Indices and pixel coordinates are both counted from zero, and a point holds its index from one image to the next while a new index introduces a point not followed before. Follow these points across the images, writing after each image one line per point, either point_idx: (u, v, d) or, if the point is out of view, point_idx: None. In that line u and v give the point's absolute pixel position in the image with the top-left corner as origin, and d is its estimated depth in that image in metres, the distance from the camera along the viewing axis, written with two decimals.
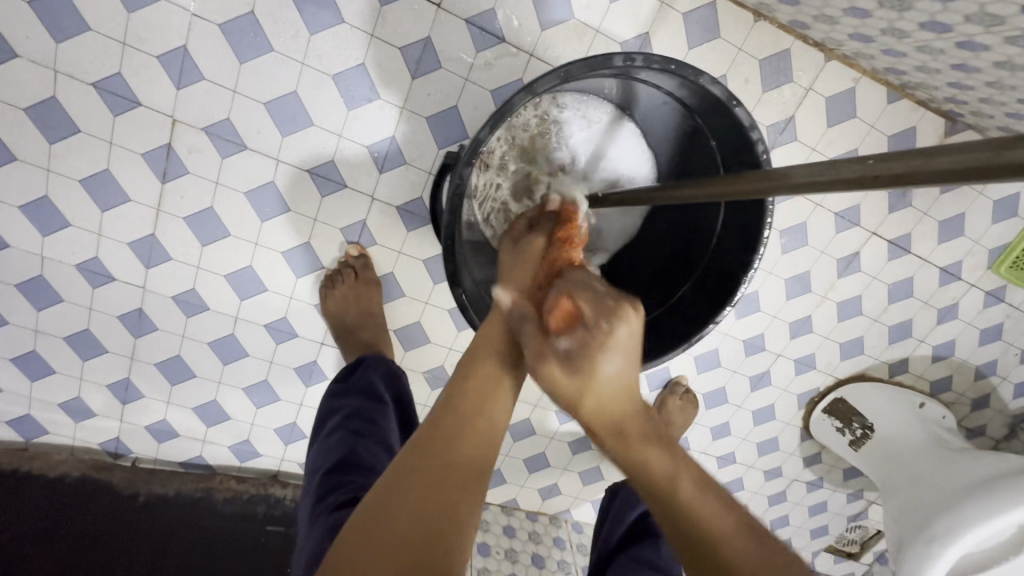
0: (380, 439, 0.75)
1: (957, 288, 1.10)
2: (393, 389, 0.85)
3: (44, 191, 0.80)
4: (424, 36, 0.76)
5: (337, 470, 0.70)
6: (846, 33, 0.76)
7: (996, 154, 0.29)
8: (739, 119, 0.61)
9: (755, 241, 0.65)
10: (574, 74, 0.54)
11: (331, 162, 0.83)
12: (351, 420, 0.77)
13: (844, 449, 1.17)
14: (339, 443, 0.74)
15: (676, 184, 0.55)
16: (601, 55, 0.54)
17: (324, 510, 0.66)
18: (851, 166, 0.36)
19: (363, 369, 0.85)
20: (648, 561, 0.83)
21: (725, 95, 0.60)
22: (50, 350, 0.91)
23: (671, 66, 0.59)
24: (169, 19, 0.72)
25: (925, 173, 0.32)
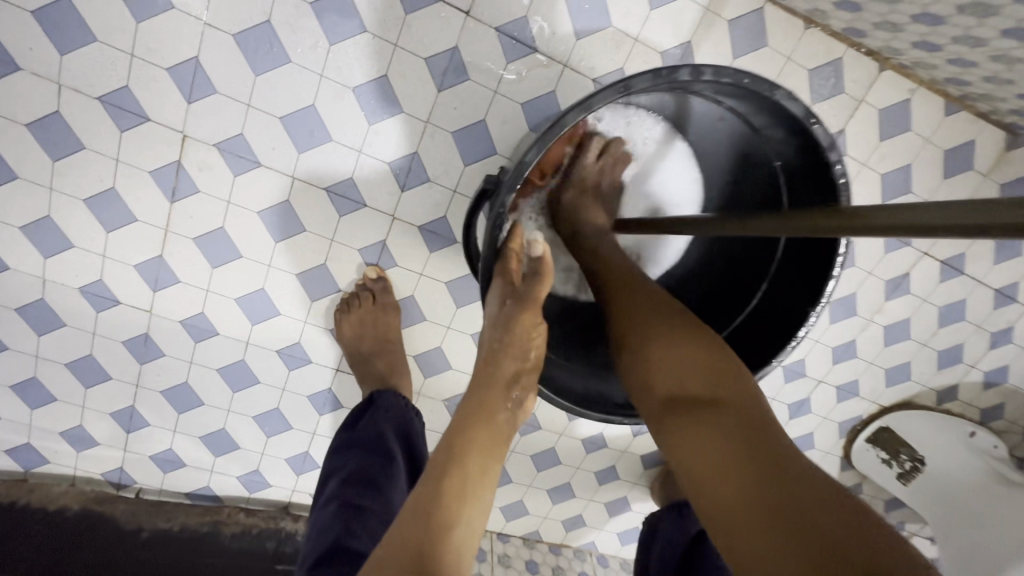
0: (379, 513, 0.70)
1: (1013, 311, 1.02)
2: (402, 442, 0.79)
3: (46, 211, 0.75)
4: (451, 46, 0.71)
5: (331, 552, 0.65)
6: (909, 42, 0.70)
7: None
8: (817, 138, 0.54)
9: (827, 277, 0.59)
10: (635, 87, 0.47)
11: (350, 180, 0.77)
12: (350, 488, 0.71)
13: (891, 482, 1.09)
14: (334, 515, 0.69)
15: (739, 214, 0.48)
16: (676, 68, 0.48)
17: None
18: (1005, 213, 0.28)
19: (373, 412, 0.79)
20: None
21: (804, 112, 0.53)
22: (51, 377, 0.86)
23: (744, 80, 0.52)
24: (180, 28, 0.67)
25: None
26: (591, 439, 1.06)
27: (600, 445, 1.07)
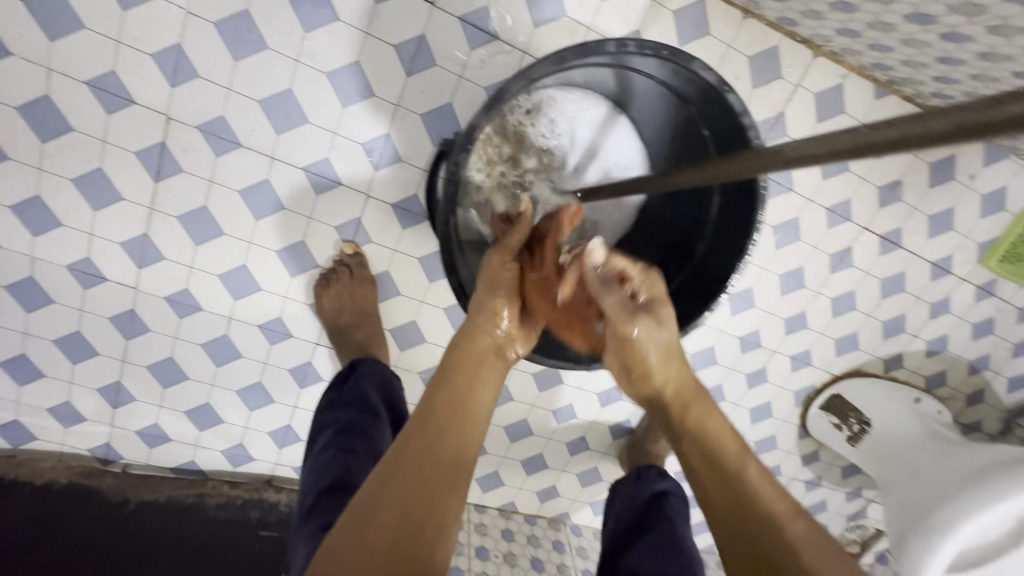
0: (371, 455, 0.74)
1: (948, 282, 1.11)
2: (386, 400, 0.85)
3: (34, 191, 0.79)
4: (418, 34, 0.77)
5: (330, 489, 0.69)
6: (834, 29, 0.77)
7: (983, 113, 0.27)
8: (732, 105, 0.62)
9: (750, 227, 0.66)
10: (567, 59, 0.56)
11: (326, 160, 0.83)
12: (344, 435, 0.76)
13: (842, 445, 1.17)
14: (330, 460, 0.73)
15: (673, 171, 0.55)
16: (597, 41, 0.56)
17: (313, 527, 0.66)
18: (844, 137, 0.35)
19: (357, 376, 0.84)
20: (667, 543, 0.83)
21: (718, 80, 0.62)
22: (39, 353, 0.90)
23: (664, 52, 0.61)
24: (163, 16, 0.72)
25: (914, 138, 0.31)
26: (562, 410, 1.12)
27: (571, 416, 1.13)
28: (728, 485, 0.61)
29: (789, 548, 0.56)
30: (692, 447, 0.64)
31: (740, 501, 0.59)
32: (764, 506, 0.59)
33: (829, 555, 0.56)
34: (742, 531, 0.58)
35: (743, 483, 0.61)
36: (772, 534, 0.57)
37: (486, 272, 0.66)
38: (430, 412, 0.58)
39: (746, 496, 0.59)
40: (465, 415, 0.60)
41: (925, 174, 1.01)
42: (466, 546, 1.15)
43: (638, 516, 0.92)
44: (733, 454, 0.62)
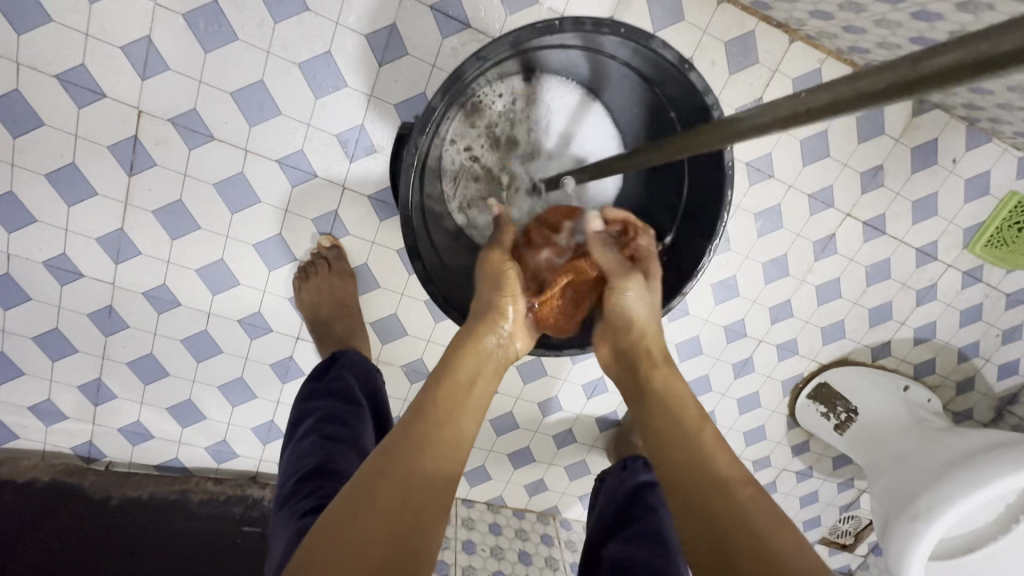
0: (354, 443, 0.73)
1: (934, 269, 1.10)
2: (367, 391, 0.84)
3: (8, 187, 0.79)
4: (389, 23, 0.77)
5: (310, 475, 0.68)
6: (807, 11, 0.77)
7: (909, 70, 0.29)
8: (694, 83, 0.62)
9: (719, 205, 0.67)
10: (522, 39, 0.58)
11: (300, 152, 0.82)
12: (325, 424, 0.75)
13: (829, 434, 1.16)
14: (310, 446, 0.72)
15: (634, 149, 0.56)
16: (552, 19, 0.57)
17: (294, 512, 0.65)
18: (787, 104, 0.36)
19: (338, 367, 0.83)
20: (651, 531, 0.82)
21: (677, 59, 0.61)
22: (19, 351, 0.90)
23: (623, 31, 0.61)
24: (132, 9, 0.72)
25: (849, 99, 0.32)
26: (548, 403, 1.11)
27: (557, 408, 1.12)
28: (687, 454, 0.60)
29: (745, 517, 0.54)
30: (657, 411, 0.65)
31: (695, 471, 0.58)
32: (717, 475, 0.57)
33: (777, 522, 0.54)
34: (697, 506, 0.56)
35: (695, 452, 0.60)
36: (726, 500, 0.55)
37: (484, 269, 0.70)
38: (424, 410, 0.58)
39: (700, 465, 0.58)
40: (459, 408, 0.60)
41: (907, 159, 1.00)
42: (453, 540, 1.14)
43: (623, 506, 0.91)
44: (691, 421, 0.63)
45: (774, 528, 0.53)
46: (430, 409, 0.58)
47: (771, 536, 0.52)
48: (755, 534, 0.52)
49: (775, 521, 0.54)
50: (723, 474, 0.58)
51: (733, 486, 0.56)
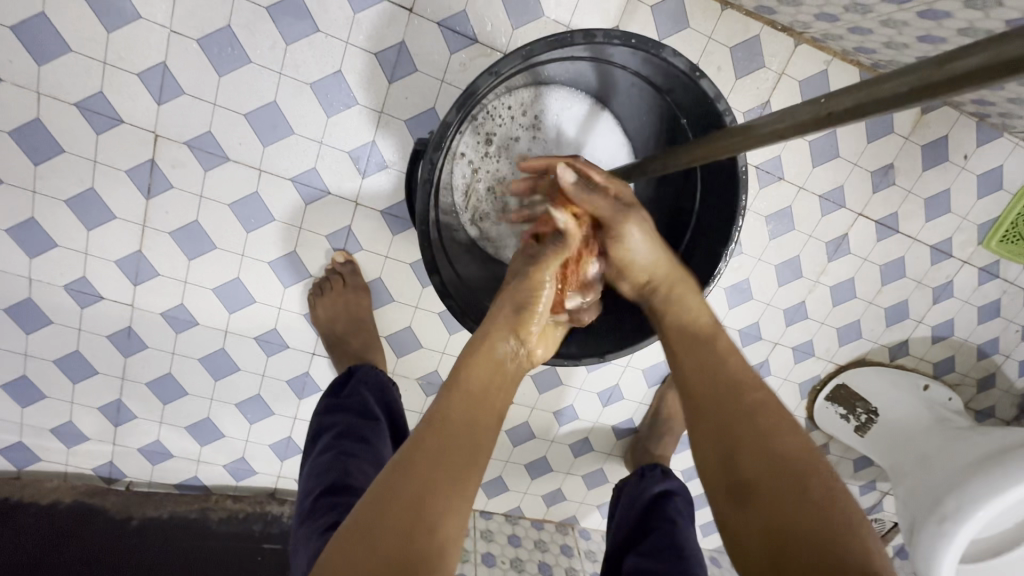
0: (371, 458, 0.73)
1: (950, 266, 1.09)
2: (385, 405, 0.84)
3: (29, 213, 0.80)
4: (398, 41, 0.78)
5: (331, 490, 0.69)
6: (812, 14, 0.77)
7: (934, 73, 0.29)
8: (705, 89, 0.63)
9: (733, 210, 0.67)
10: (535, 52, 0.58)
11: (313, 169, 0.83)
12: (343, 440, 0.75)
13: (850, 436, 1.15)
14: (331, 460, 0.72)
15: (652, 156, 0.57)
16: (563, 33, 0.58)
17: (316, 529, 0.65)
18: (806, 109, 0.37)
19: (355, 383, 0.83)
20: (672, 545, 0.82)
21: (689, 66, 0.62)
22: (40, 374, 0.91)
23: (634, 41, 0.61)
24: (148, 37, 0.74)
25: (870, 105, 0.32)
26: (563, 411, 1.11)
27: (572, 417, 1.12)
28: (703, 360, 0.59)
29: (754, 419, 0.54)
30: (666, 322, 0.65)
31: (706, 376, 0.58)
32: (733, 379, 0.57)
33: (783, 425, 0.53)
34: (704, 401, 0.57)
35: (706, 356, 0.60)
36: (733, 398, 0.56)
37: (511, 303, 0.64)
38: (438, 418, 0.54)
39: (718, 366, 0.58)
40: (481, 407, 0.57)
41: (918, 157, 1.00)
42: (472, 553, 1.13)
43: (642, 515, 0.91)
44: (704, 327, 0.62)
45: (785, 433, 0.52)
46: (446, 417, 0.54)
47: (776, 439, 0.52)
48: (762, 439, 0.52)
49: (784, 424, 0.53)
50: (736, 376, 0.58)
51: (745, 389, 0.56)
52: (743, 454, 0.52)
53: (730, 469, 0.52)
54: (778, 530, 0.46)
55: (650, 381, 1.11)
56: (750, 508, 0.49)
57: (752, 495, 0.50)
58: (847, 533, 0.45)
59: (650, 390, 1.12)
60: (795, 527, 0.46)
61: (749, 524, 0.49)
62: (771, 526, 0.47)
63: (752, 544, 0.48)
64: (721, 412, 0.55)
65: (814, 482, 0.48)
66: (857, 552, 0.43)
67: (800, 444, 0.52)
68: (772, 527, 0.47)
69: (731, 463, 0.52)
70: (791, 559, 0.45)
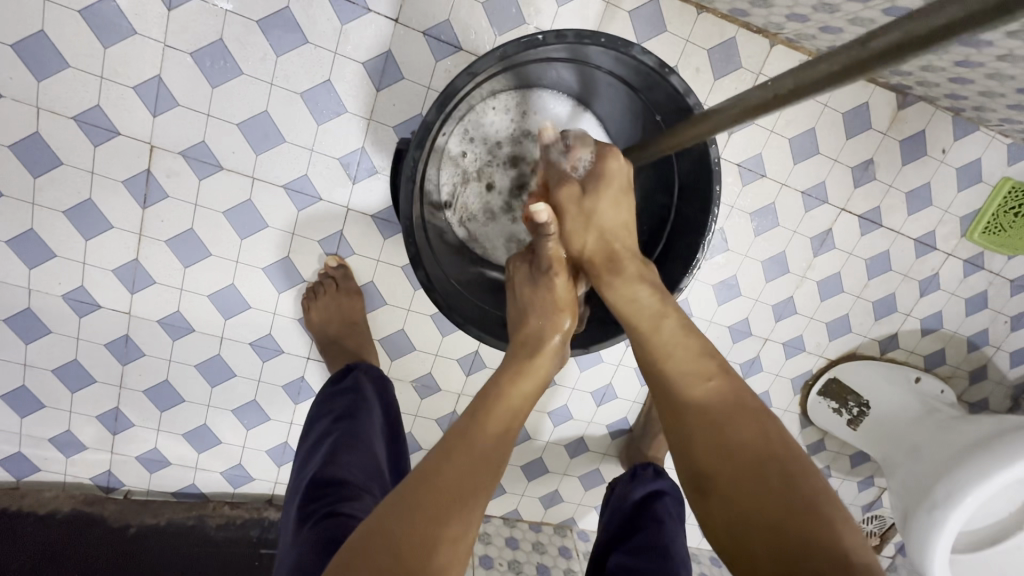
0: (365, 445, 0.75)
1: (934, 258, 1.10)
2: (382, 395, 0.85)
3: (29, 225, 0.83)
4: (385, 50, 0.81)
5: (323, 479, 0.70)
6: (783, 15, 0.80)
7: (858, 52, 0.31)
8: (675, 86, 0.65)
9: (709, 201, 0.69)
10: (509, 53, 0.60)
11: (304, 176, 0.86)
12: (341, 423, 0.77)
13: (843, 430, 1.15)
14: (325, 448, 0.74)
15: (646, 144, 0.59)
16: (535, 34, 0.60)
17: (307, 516, 0.67)
18: (757, 92, 0.39)
19: (354, 374, 0.84)
20: (661, 544, 0.82)
21: (658, 63, 0.64)
22: (39, 384, 0.92)
23: (605, 41, 0.64)
24: (144, 51, 0.76)
25: (808, 86, 0.35)
26: (556, 412, 1.12)
27: (566, 417, 1.13)
28: (657, 360, 0.60)
29: (699, 411, 0.55)
30: (614, 310, 0.66)
31: (654, 371, 0.60)
32: (678, 368, 0.58)
33: (731, 401, 0.55)
34: (662, 400, 0.58)
35: (657, 349, 0.61)
36: (687, 398, 0.56)
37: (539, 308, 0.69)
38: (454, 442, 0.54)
39: (661, 359, 0.60)
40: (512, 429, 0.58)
41: (897, 152, 1.02)
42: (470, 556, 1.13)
43: (633, 510, 0.92)
44: (652, 320, 0.62)
45: (742, 422, 0.53)
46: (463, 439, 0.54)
47: (733, 432, 0.52)
48: (719, 433, 0.53)
49: (742, 414, 0.54)
50: (679, 367, 0.58)
51: (697, 383, 0.57)
52: (697, 445, 0.53)
53: (689, 465, 0.53)
54: (736, 517, 0.49)
55: (643, 380, 1.12)
56: (712, 500, 0.51)
57: (709, 480, 0.52)
58: (793, 501, 0.47)
59: (643, 389, 1.13)
60: (752, 514, 0.48)
61: (714, 511, 0.51)
62: (731, 514, 0.49)
63: (718, 534, 0.50)
64: (678, 413, 0.56)
65: (770, 470, 0.50)
66: (813, 527, 0.46)
67: (758, 431, 0.52)
68: (731, 513, 0.49)
69: (688, 456, 0.54)
70: (750, 543, 0.47)
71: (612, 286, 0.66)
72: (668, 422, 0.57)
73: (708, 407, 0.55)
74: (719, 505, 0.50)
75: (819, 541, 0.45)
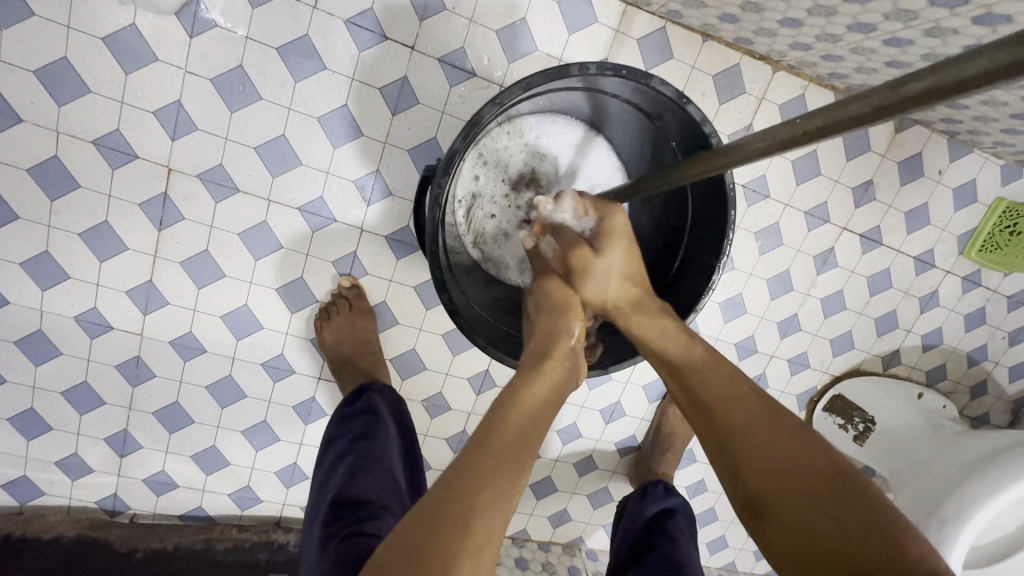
0: (385, 464, 0.75)
1: (934, 276, 1.13)
2: (398, 415, 0.85)
3: (44, 247, 0.83)
4: (401, 76, 0.83)
5: (346, 499, 0.71)
6: (786, 44, 0.83)
7: (888, 97, 0.33)
8: (691, 115, 0.67)
9: (724, 225, 0.70)
10: (534, 83, 0.62)
11: (320, 198, 0.87)
12: (358, 443, 0.77)
13: (850, 446, 1.16)
14: (344, 468, 0.75)
15: (648, 175, 0.62)
16: (558, 65, 0.62)
17: (332, 536, 0.68)
18: (784, 129, 0.41)
19: (368, 394, 0.84)
20: (676, 562, 0.82)
21: (675, 94, 0.66)
22: (47, 406, 0.91)
23: (625, 72, 0.65)
24: (164, 77, 0.78)
25: (836, 125, 0.37)
26: (565, 430, 1.12)
27: (575, 435, 1.13)
28: (691, 388, 0.61)
29: (744, 430, 0.55)
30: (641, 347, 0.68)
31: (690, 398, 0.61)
32: (712, 391, 0.59)
33: (775, 418, 0.54)
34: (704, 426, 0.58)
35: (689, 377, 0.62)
36: (724, 418, 0.56)
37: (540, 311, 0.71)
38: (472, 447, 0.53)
39: (694, 387, 0.61)
40: (526, 431, 0.57)
41: (895, 173, 1.05)
42: None
43: (645, 528, 0.92)
44: (677, 346, 0.65)
45: (784, 436, 0.53)
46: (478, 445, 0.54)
47: (776, 445, 0.52)
48: (762, 446, 0.52)
49: (781, 426, 0.53)
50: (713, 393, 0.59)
51: (728, 404, 0.57)
52: (752, 470, 0.52)
53: (740, 485, 0.52)
54: (797, 531, 0.47)
55: (651, 397, 1.13)
56: (767, 519, 0.49)
57: (770, 505, 0.50)
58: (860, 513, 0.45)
59: (652, 406, 1.14)
60: (808, 520, 0.47)
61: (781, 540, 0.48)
62: (790, 526, 0.48)
63: (778, 554, 0.48)
64: (720, 435, 0.56)
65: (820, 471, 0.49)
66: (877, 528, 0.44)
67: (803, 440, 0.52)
68: (787, 525, 0.48)
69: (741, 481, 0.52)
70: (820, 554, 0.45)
71: (631, 324, 0.69)
72: (714, 450, 0.56)
73: (751, 427, 0.54)
74: (778, 522, 0.49)
75: (887, 537, 0.43)
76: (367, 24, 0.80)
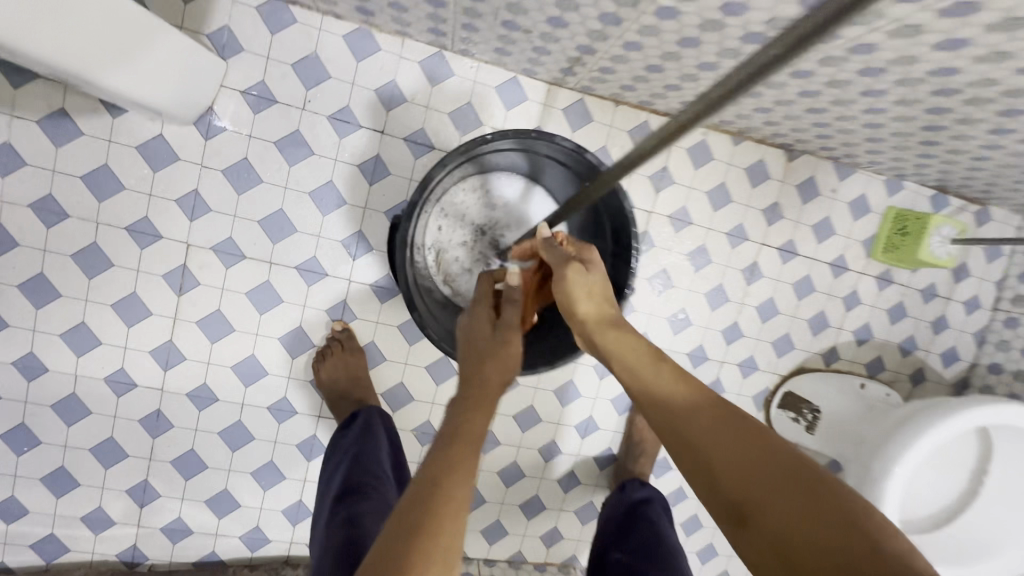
0: (375, 464, 0.89)
1: (850, 277, 1.30)
2: (389, 428, 0.98)
3: (81, 318, 0.98)
4: (375, 154, 1.03)
5: (343, 493, 0.85)
6: (678, 102, 1.05)
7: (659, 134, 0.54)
8: (593, 161, 0.86)
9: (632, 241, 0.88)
10: (470, 148, 0.81)
11: (314, 257, 1.04)
12: (355, 450, 0.91)
13: (803, 436, 1.27)
14: (342, 470, 0.89)
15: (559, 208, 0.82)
16: (486, 134, 0.81)
17: (332, 521, 0.82)
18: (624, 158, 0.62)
19: (364, 414, 0.98)
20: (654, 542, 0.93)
21: (579, 147, 0.86)
22: (76, 463, 1.02)
23: (539, 135, 0.85)
24: (185, 172, 0.97)
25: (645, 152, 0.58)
26: (546, 447, 1.23)
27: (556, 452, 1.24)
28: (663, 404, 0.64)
29: (716, 439, 0.58)
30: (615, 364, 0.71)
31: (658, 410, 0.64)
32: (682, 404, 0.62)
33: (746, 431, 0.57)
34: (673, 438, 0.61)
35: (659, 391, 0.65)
36: (699, 433, 0.59)
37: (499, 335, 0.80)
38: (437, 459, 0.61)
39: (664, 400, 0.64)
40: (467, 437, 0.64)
41: (796, 194, 1.25)
42: None
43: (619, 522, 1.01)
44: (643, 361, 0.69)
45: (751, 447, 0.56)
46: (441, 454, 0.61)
47: (752, 460, 0.55)
48: (737, 458, 0.55)
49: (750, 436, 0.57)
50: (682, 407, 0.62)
51: (700, 416, 0.60)
52: (727, 480, 0.55)
53: (721, 500, 0.55)
54: (778, 538, 0.50)
55: (620, 409, 1.25)
56: (753, 526, 0.52)
57: (751, 515, 0.52)
58: (836, 517, 0.49)
59: (622, 417, 1.25)
60: (797, 536, 0.49)
61: (762, 545, 0.51)
62: (771, 531, 0.51)
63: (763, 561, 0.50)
64: (694, 447, 0.58)
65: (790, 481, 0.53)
66: (858, 544, 0.47)
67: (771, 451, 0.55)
68: (772, 536, 0.50)
69: (720, 492, 0.55)
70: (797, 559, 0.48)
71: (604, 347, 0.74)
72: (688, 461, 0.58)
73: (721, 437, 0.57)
74: (762, 530, 0.51)
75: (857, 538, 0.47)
76: (344, 117, 1.01)
